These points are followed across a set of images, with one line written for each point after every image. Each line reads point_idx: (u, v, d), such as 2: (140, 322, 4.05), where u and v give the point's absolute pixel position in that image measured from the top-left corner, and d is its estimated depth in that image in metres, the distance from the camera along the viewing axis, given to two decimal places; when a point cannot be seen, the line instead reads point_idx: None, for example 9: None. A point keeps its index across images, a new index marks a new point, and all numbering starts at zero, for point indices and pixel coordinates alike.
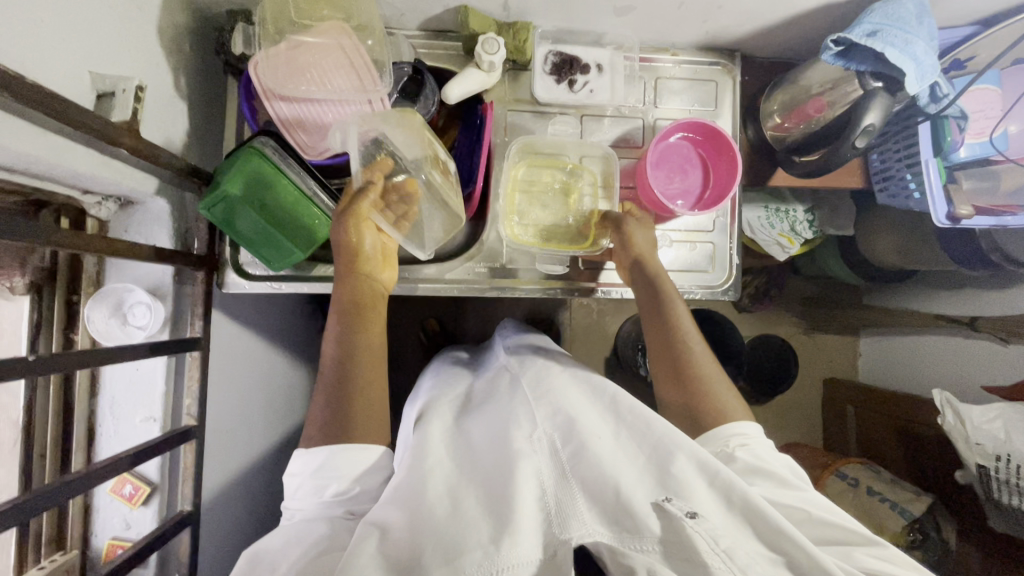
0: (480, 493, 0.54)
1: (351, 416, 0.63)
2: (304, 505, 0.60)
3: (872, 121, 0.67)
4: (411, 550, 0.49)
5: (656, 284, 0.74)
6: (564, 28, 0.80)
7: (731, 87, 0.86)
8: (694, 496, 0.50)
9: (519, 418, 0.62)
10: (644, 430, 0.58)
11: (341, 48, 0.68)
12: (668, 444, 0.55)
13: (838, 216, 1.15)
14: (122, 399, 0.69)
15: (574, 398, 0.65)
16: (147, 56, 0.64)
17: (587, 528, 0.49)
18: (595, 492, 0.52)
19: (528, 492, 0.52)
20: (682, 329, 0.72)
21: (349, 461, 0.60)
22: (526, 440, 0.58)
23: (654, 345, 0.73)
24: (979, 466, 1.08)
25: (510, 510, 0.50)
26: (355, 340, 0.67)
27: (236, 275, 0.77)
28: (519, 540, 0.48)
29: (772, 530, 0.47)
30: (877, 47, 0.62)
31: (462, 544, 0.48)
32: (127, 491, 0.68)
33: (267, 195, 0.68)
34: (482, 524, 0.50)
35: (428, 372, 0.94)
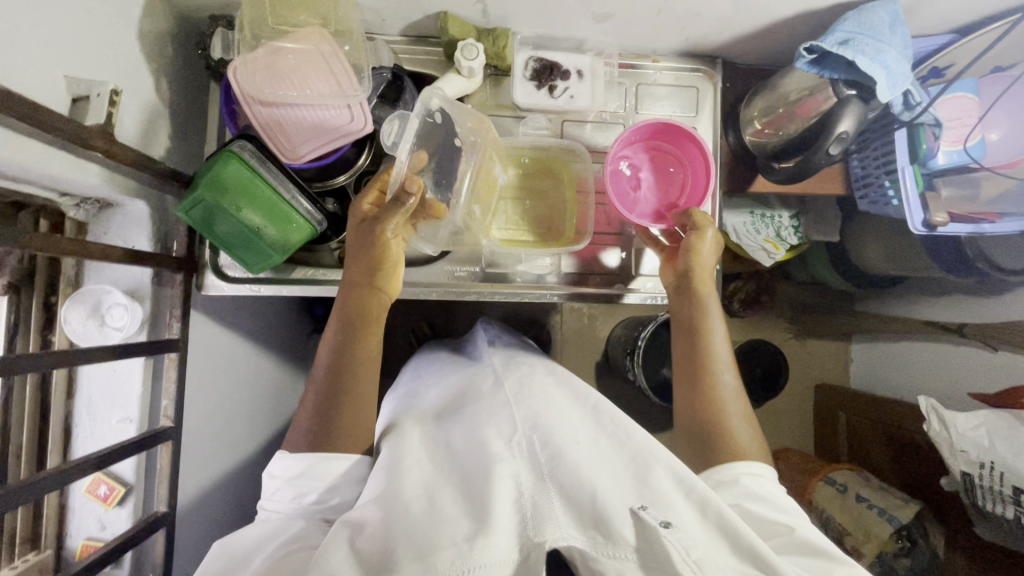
0: (457, 494, 0.55)
1: (334, 421, 0.64)
2: (281, 509, 0.60)
3: (844, 129, 0.68)
4: (383, 546, 0.51)
5: (698, 312, 0.73)
6: (545, 34, 0.80)
7: (712, 93, 0.87)
8: (671, 507, 0.51)
9: (500, 421, 0.63)
10: (624, 439, 0.59)
11: (321, 54, 0.69)
12: (648, 456, 0.56)
13: (823, 222, 1.15)
14: (99, 399, 0.69)
15: (558, 403, 0.66)
16: (127, 61, 0.65)
17: (561, 532, 0.50)
18: (572, 498, 0.52)
19: (505, 496, 0.52)
20: (716, 361, 0.71)
21: (327, 469, 0.60)
22: (504, 443, 0.59)
23: (682, 360, 0.72)
24: (963, 473, 1.08)
25: (486, 509, 0.51)
26: (347, 351, 0.67)
27: (214, 277, 0.77)
28: (493, 540, 0.49)
29: (744, 543, 0.48)
30: (847, 55, 0.62)
31: (435, 542, 0.49)
32: (102, 492, 0.68)
33: (247, 200, 0.68)
34: (457, 522, 0.51)
35: (408, 373, 0.95)
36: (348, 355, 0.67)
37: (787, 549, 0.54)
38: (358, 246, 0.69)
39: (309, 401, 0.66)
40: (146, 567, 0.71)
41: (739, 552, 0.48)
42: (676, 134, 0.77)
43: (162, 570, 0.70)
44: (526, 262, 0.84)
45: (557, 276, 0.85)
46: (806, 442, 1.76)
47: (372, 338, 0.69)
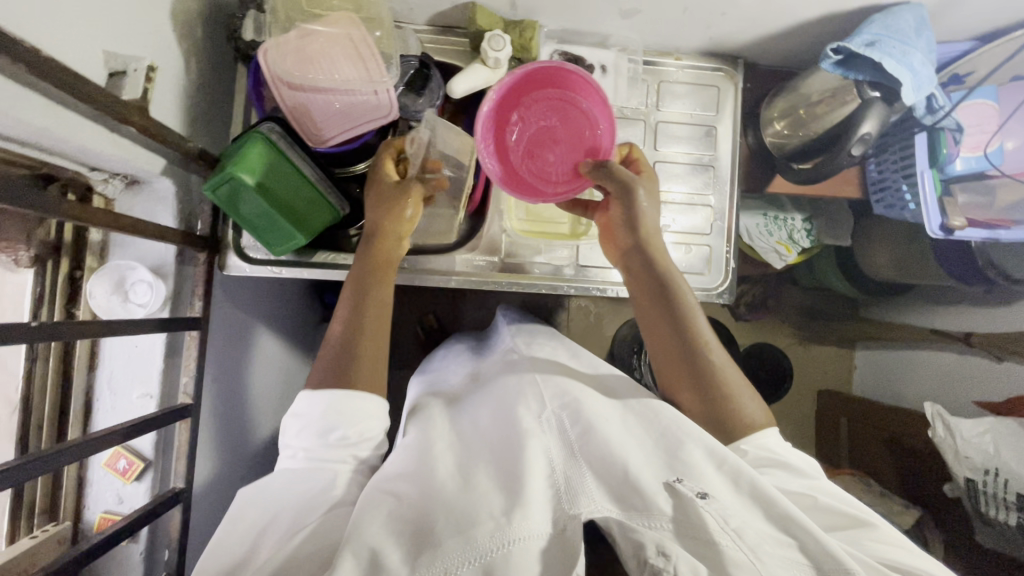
0: (490, 472, 0.58)
1: (353, 365, 0.64)
2: (309, 445, 0.61)
3: (867, 130, 0.69)
4: (423, 519, 0.53)
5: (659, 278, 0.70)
6: (570, 28, 0.81)
7: (733, 92, 0.87)
8: (705, 480, 0.54)
9: (528, 399, 0.67)
10: (653, 416, 0.63)
11: (350, 39, 0.69)
12: (676, 430, 0.60)
13: (836, 226, 1.16)
14: (121, 373, 0.70)
15: (583, 389, 0.69)
16: (160, 39, 0.65)
17: (595, 505, 0.52)
18: (606, 474, 0.56)
19: (539, 469, 0.57)
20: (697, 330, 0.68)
21: (351, 409, 0.62)
22: (534, 419, 0.63)
23: (651, 335, 0.70)
24: (967, 479, 1.09)
25: (521, 487, 0.54)
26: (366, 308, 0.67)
27: (236, 258, 0.78)
28: (529, 512, 0.51)
29: (779, 512, 0.50)
30: (874, 56, 0.63)
31: (474, 515, 0.51)
32: (121, 465, 0.69)
33: (276, 182, 0.68)
34: (492, 498, 0.54)
35: (433, 363, 0.99)
36: (364, 304, 0.67)
37: (828, 524, 0.55)
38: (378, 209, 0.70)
39: (328, 350, 0.66)
40: (162, 542, 0.71)
41: (777, 523, 0.50)
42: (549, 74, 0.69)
43: (177, 546, 0.71)
44: (543, 254, 0.85)
45: (575, 270, 0.86)
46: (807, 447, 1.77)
47: (382, 280, 0.69)
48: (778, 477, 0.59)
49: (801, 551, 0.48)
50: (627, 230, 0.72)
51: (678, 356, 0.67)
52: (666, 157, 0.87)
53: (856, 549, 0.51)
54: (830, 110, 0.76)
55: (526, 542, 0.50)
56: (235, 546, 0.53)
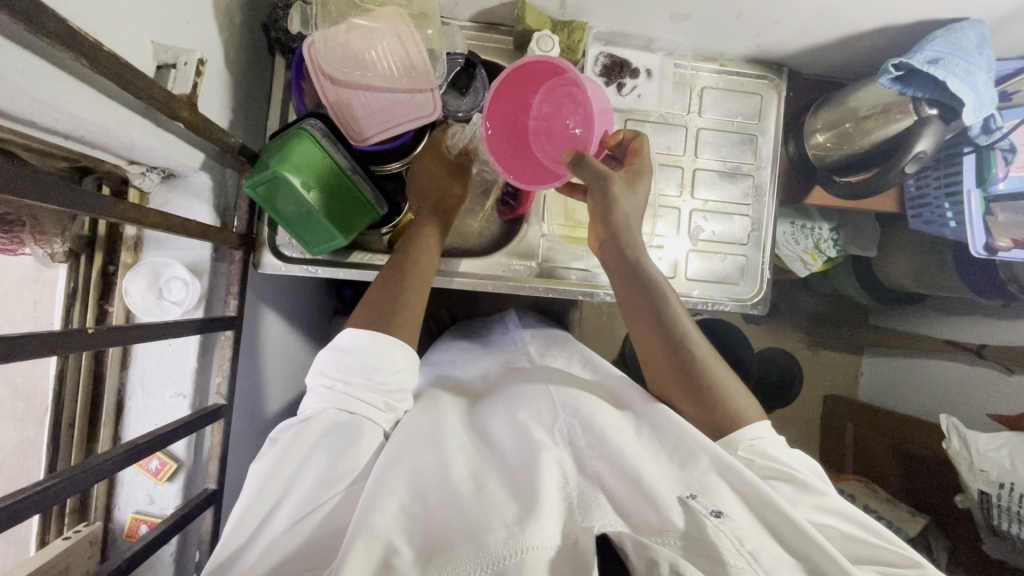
0: (502, 480, 0.56)
1: (402, 304, 0.66)
2: (349, 379, 0.61)
3: (922, 148, 0.69)
4: (437, 531, 0.51)
5: (640, 269, 0.68)
6: (617, 30, 0.79)
7: (776, 101, 0.86)
8: (719, 498, 0.53)
9: (540, 410, 0.66)
10: (666, 428, 0.61)
11: (397, 34, 0.67)
12: (692, 443, 0.59)
13: (861, 236, 1.16)
14: (153, 372, 0.68)
15: (593, 400, 0.68)
16: (202, 28, 0.63)
17: (607, 519, 0.52)
18: (619, 488, 0.55)
19: (552, 481, 0.55)
20: (682, 326, 0.67)
21: (390, 355, 0.63)
22: (546, 432, 0.62)
23: (642, 336, 0.68)
24: (980, 492, 1.10)
25: (534, 495, 0.52)
26: (398, 293, 0.67)
27: (272, 257, 0.76)
28: (544, 523, 0.49)
29: (800, 535, 0.50)
30: (938, 74, 0.62)
31: (486, 523, 0.50)
32: (153, 466, 0.67)
33: (325, 173, 0.67)
34: (506, 505, 0.52)
35: (435, 355, 0.99)
36: (413, 254, 0.70)
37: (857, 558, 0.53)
38: (430, 180, 0.75)
39: (378, 296, 0.67)
40: (193, 542, 0.70)
41: (791, 549, 0.50)
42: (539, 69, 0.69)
43: (207, 548, 0.70)
44: (580, 260, 0.84)
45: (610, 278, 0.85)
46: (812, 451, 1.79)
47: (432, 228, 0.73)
48: (793, 498, 0.56)
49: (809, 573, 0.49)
50: (602, 222, 0.69)
51: (663, 351, 0.66)
52: (704, 164, 0.85)
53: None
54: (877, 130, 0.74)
55: (539, 552, 0.48)
56: (246, 517, 0.53)
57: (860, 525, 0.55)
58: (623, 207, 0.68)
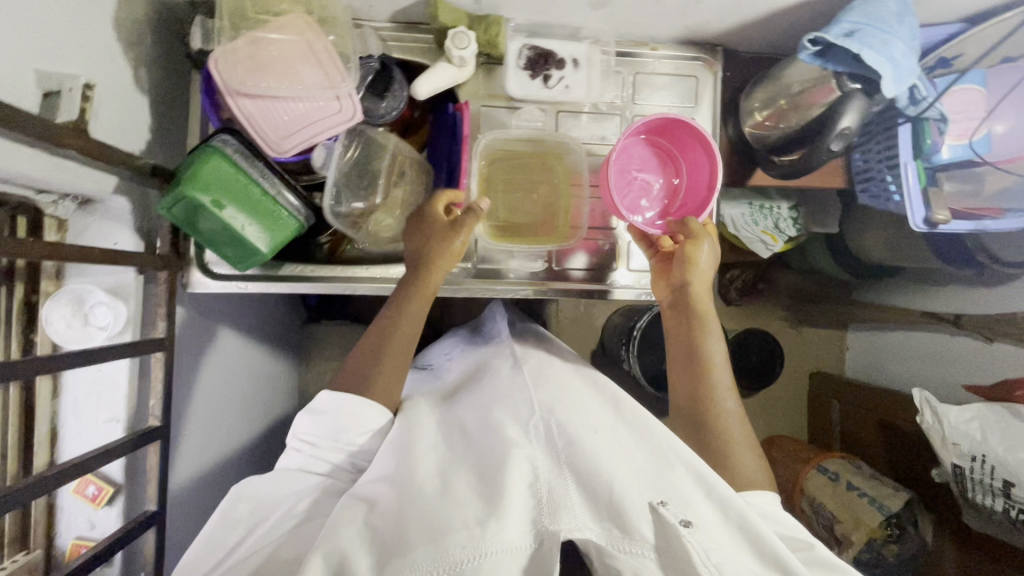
0: (471, 478, 0.57)
1: (375, 373, 0.71)
2: (317, 441, 0.67)
3: (846, 125, 0.67)
4: (397, 532, 0.52)
5: (691, 315, 0.75)
6: (539, 21, 0.77)
7: (712, 82, 0.84)
8: (693, 505, 0.53)
9: (519, 406, 0.66)
10: (646, 434, 0.62)
11: (306, 42, 0.67)
12: (668, 452, 0.58)
13: (823, 213, 1.13)
14: (84, 399, 0.68)
15: (577, 393, 0.70)
16: (101, 50, 0.62)
17: (576, 522, 0.52)
18: (589, 490, 0.54)
19: (520, 480, 0.55)
20: (719, 385, 0.71)
21: (362, 415, 0.68)
22: (520, 429, 0.62)
23: (675, 368, 0.74)
24: (954, 466, 1.09)
25: (499, 494, 0.53)
26: (381, 358, 0.71)
27: (201, 275, 0.76)
28: (505, 523, 0.51)
29: (767, 550, 0.51)
30: (853, 47, 0.60)
31: (447, 523, 0.52)
32: (90, 492, 0.68)
33: (232, 197, 0.66)
34: (469, 506, 0.53)
35: (432, 357, 1.00)
36: (394, 324, 0.72)
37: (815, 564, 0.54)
38: (425, 243, 0.74)
39: (358, 363, 0.72)
40: (138, 564, 0.71)
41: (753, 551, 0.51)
42: (681, 134, 0.78)
43: (153, 568, 0.70)
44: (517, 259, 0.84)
45: (549, 272, 0.85)
46: (800, 429, 1.78)
47: (418, 296, 0.74)
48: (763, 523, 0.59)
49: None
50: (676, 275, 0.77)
51: (688, 415, 0.71)
52: None
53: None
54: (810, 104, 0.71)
55: (501, 556, 0.50)
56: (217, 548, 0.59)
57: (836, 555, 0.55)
58: (692, 273, 0.76)
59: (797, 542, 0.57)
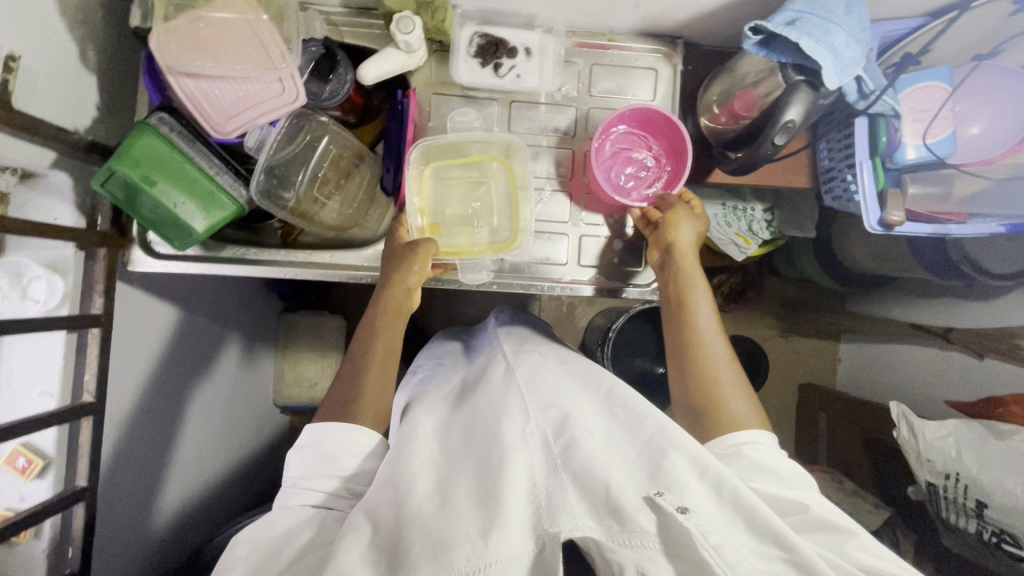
0: (470, 485, 0.56)
1: (355, 396, 0.69)
2: (309, 473, 0.64)
3: (791, 117, 0.62)
4: (402, 545, 0.52)
5: (676, 285, 0.74)
6: (491, 8, 0.76)
7: (671, 76, 0.82)
8: (688, 491, 0.52)
9: (511, 409, 0.65)
10: (636, 425, 0.60)
11: (249, 23, 0.68)
12: (661, 441, 0.57)
13: (799, 217, 1.10)
14: (17, 370, 0.66)
15: (566, 389, 0.68)
16: (42, 26, 0.63)
17: (576, 522, 0.51)
18: (587, 489, 0.54)
19: (518, 487, 0.55)
20: (706, 346, 0.70)
21: (352, 441, 0.65)
22: (518, 432, 0.61)
23: (670, 338, 0.73)
24: (929, 483, 1.04)
25: (498, 505, 0.53)
26: (357, 383, 0.70)
27: (141, 252, 0.77)
28: (507, 533, 0.51)
29: (767, 526, 0.49)
30: (792, 35, 0.57)
31: (449, 539, 0.51)
32: (20, 464, 0.66)
33: (165, 173, 0.66)
34: (470, 517, 0.53)
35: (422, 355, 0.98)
36: (370, 345, 0.72)
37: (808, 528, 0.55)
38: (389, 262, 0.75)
39: (340, 385, 0.71)
40: (68, 539, 0.70)
41: (755, 533, 0.49)
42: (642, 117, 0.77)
43: (83, 543, 0.70)
44: (465, 273, 0.77)
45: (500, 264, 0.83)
46: (787, 442, 1.72)
47: (388, 319, 0.74)
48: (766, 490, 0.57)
49: (788, 564, 0.48)
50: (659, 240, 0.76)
51: (682, 390, 0.69)
52: None
53: (830, 554, 0.50)
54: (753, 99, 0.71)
55: (506, 564, 0.50)
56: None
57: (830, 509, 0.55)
58: (677, 234, 0.75)
59: (789, 505, 0.56)
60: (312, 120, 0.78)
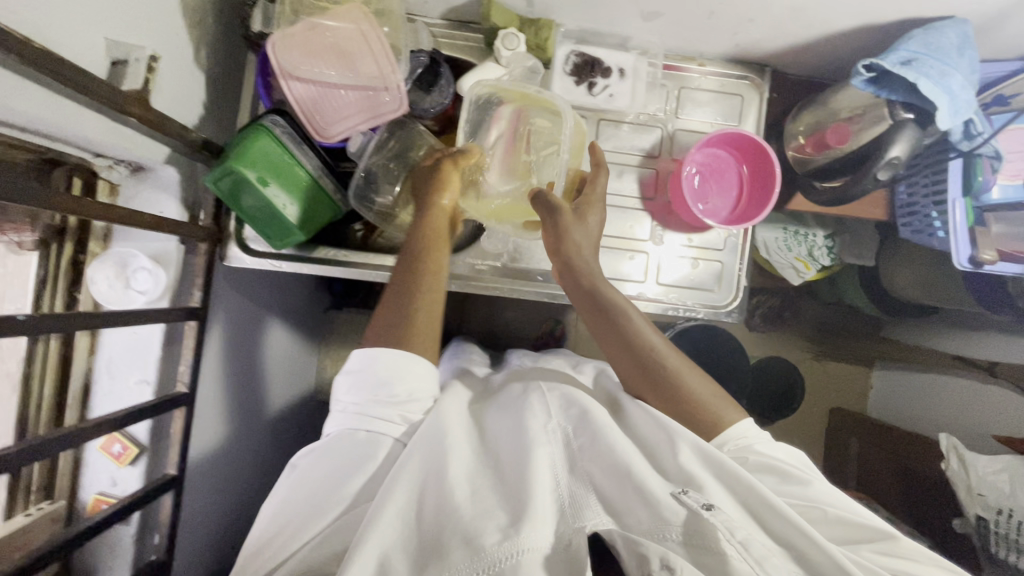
0: (495, 482, 0.54)
1: (414, 317, 0.64)
2: (361, 401, 0.60)
3: (896, 155, 0.65)
4: (434, 539, 0.50)
5: (593, 292, 0.70)
6: (589, 29, 0.78)
7: (758, 103, 0.83)
8: (709, 491, 0.52)
9: (535, 403, 0.62)
10: (656, 420, 0.59)
11: (362, 32, 0.68)
12: (677, 438, 0.57)
13: (860, 245, 1.11)
14: (119, 358, 0.71)
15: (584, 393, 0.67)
16: (170, 27, 0.65)
17: (599, 518, 0.50)
18: (608, 483, 0.53)
19: (544, 482, 0.53)
20: (648, 342, 0.66)
21: (404, 367, 0.61)
22: (542, 426, 0.59)
23: (608, 346, 0.68)
24: (978, 517, 1.05)
25: (524, 496, 0.51)
26: (411, 299, 0.65)
27: (238, 249, 0.78)
28: (537, 526, 0.48)
29: (787, 524, 0.49)
30: (910, 76, 0.59)
31: (478, 528, 0.48)
32: (116, 450, 0.70)
33: (276, 174, 0.68)
34: (496, 510, 0.50)
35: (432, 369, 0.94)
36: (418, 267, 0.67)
37: (832, 536, 0.55)
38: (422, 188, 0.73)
39: (388, 310, 0.65)
40: (153, 527, 0.72)
41: (779, 542, 0.49)
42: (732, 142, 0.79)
43: (168, 531, 0.71)
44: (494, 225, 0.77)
45: None
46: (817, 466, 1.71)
47: (439, 242, 0.69)
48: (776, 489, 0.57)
49: (796, 562, 0.47)
50: (556, 252, 0.71)
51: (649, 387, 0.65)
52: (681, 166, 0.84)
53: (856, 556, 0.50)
54: (840, 134, 0.72)
55: (534, 556, 0.47)
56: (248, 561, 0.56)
57: (847, 509, 0.57)
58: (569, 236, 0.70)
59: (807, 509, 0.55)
60: (407, 131, 0.79)
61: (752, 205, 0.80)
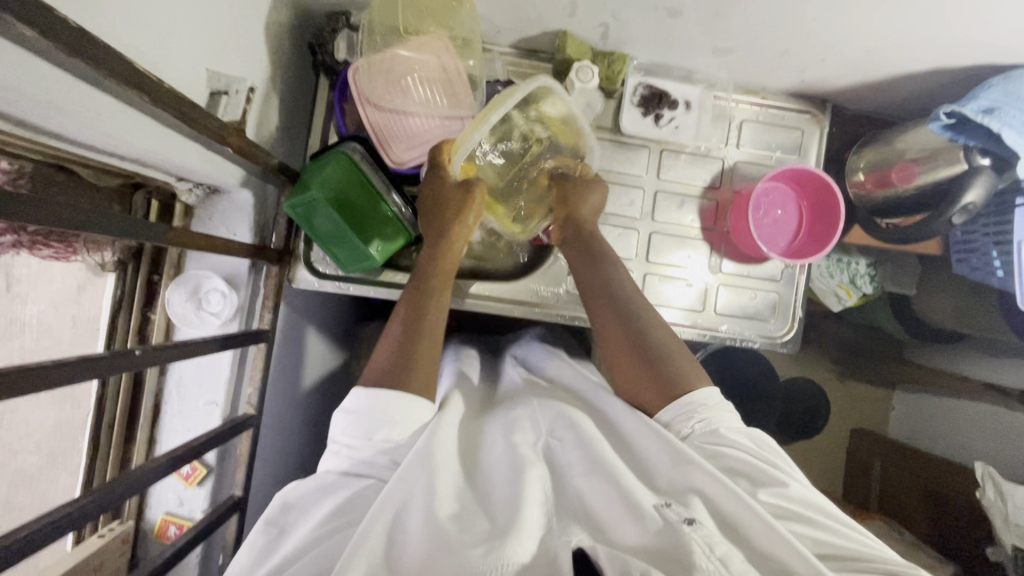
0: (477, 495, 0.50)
1: (413, 351, 0.61)
2: (354, 444, 0.55)
3: (972, 199, 0.66)
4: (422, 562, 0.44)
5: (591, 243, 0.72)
6: (658, 62, 0.80)
7: (818, 136, 0.84)
8: (696, 507, 0.49)
9: (525, 421, 0.58)
10: (652, 434, 0.56)
11: (441, 64, 0.69)
12: (682, 452, 0.53)
13: (901, 274, 1.12)
14: (189, 380, 0.71)
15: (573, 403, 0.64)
16: (256, 55, 0.66)
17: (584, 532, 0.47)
18: (602, 501, 0.49)
19: (536, 497, 0.49)
20: (637, 298, 0.67)
21: (403, 410, 0.56)
22: (530, 445, 0.55)
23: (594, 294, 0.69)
24: (1015, 547, 1.03)
25: (513, 510, 0.47)
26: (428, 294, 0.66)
27: (307, 272, 0.79)
28: (522, 540, 0.44)
29: (771, 539, 0.46)
30: (991, 126, 0.61)
31: (462, 542, 0.44)
32: (185, 471, 0.70)
33: (350, 196, 0.68)
34: (482, 525, 0.46)
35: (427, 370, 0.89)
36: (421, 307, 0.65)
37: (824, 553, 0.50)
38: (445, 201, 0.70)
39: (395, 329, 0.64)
40: (216, 547, 0.73)
41: (763, 560, 0.46)
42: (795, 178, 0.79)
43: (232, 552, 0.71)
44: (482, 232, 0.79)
45: None
46: None
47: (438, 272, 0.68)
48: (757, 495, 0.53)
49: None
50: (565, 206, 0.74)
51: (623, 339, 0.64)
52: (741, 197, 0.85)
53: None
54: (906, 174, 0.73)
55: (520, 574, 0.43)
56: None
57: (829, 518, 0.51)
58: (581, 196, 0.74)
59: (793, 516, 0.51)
60: None
61: (812, 240, 0.81)
